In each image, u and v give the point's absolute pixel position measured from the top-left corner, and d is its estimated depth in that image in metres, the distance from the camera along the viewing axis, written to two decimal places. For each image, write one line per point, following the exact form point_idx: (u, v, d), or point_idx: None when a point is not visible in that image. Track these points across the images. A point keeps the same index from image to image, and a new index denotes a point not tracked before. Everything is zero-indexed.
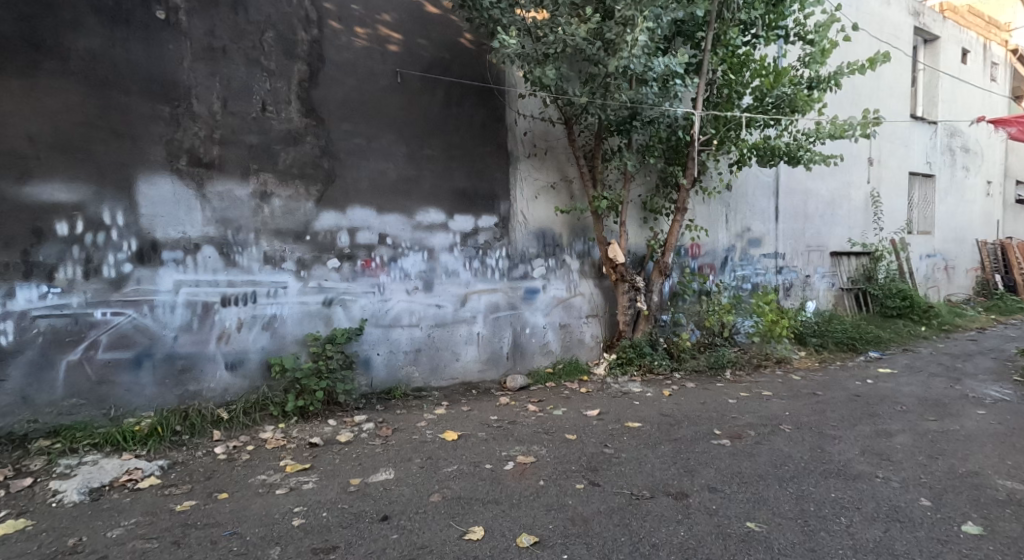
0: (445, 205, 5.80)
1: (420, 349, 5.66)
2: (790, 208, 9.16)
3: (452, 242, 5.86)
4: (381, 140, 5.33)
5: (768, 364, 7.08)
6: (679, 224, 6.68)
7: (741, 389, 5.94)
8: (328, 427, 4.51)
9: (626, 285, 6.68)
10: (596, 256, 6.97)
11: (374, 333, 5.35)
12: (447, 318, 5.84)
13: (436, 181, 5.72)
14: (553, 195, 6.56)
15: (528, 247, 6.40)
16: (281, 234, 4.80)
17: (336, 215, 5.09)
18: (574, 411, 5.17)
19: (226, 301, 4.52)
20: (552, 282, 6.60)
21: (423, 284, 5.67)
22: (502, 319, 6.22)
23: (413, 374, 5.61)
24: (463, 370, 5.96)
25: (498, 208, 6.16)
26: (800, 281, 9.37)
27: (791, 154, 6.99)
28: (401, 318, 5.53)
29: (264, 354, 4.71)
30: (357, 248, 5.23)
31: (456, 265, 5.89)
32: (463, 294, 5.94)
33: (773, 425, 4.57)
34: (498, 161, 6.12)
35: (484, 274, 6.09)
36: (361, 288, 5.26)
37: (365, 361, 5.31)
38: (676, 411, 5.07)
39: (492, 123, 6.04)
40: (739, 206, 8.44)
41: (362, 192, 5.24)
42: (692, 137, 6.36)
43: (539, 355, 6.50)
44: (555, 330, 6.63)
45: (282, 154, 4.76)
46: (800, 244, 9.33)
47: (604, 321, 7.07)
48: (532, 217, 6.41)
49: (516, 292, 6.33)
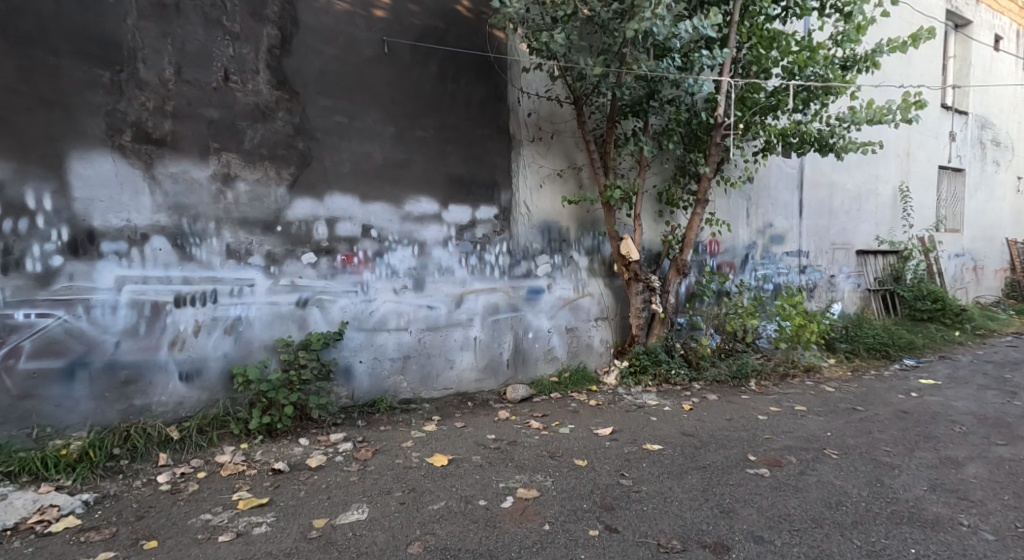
0: (438, 194, 5.17)
1: (409, 356, 5.03)
2: (815, 203, 8.49)
3: (446, 236, 5.23)
4: (365, 119, 4.70)
5: (796, 373, 6.41)
6: (700, 218, 6.04)
7: (772, 403, 5.28)
8: (297, 449, 3.88)
9: (640, 285, 6.04)
10: (606, 253, 6.33)
11: (356, 337, 4.74)
12: (441, 321, 5.22)
13: (428, 166, 5.09)
14: (560, 184, 5.90)
15: (532, 242, 5.76)
16: (247, 224, 4.17)
17: (312, 204, 4.46)
18: (583, 429, 4.52)
19: (181, 300, 3.89)
20: (558, 281, 5.96)
21: (414, 283, 5.05)
22: (502, 322, 5.58)
23: (401, 385, 4.98)
24: (458, 378, 5.32)
25: (498, 198, 5.52)
26: (825, 281, 8.70)
27: (822, 143, 6.34)
28: (387, 321, 4.91)
29: (227, 363, 4.08)
30: (337, 241, 4.60)
31: (451, 261, 5.26)
32: (458, 294, 5.31)
33: (816, 450, 3.91)
34: (498, 146, 5.49)
35: (482, 272, 5.45)
36: (340, 286, 4.65)
37: (347, 369, 4.69)
38: (701, 431, 4.42)
39: (492, 103, 5.40)
40: (761, 200, 7.78)
41: (343, 177, 4.62)
42: (716, 120, 5.72)
43: (543, 363, 5.86)
44: (561, 334, 5.99)
45: (249, 131, 4.13)
46: (824, 242, 8.66)
47: (615, 325, 6.42)
48: (537, 209, 5.77)
49: (518, 293, 5.69)
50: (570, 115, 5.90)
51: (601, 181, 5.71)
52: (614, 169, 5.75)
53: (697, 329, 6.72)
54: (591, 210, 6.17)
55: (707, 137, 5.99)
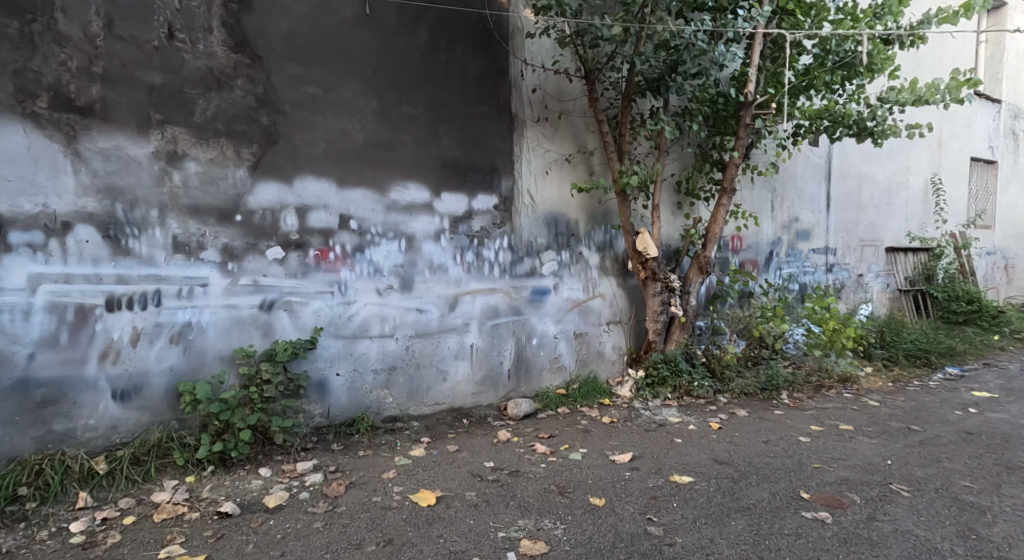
0: (429, 180, 4.52)
1: (395, 367, 4.37)
2: (843, 195, 7.80)
3: (438, 229, 4.58)
4: (343, 91, 4.04)
5: (832, 384, 5.73)
6: (726, 210, 5.37)
7: (812, 421, 4.60)
8: (255, 484, 3.24)
9: (658, 285, 5.40)
10: (620, 250, 5.67)
11: (333, 346, 4.08)
12: (432, 327, 4.55)
13: (417, 147, 4.44)
14: (568, 170, 5.24)
15: (537, 236, 5.10)
16: (199, 212, 3.50)
17: (279, 189, 3.81)
18: (597, 454, 3.85)
19: (115, 304, 3.23)
20: (566, 281, 5.30)
21: (401, 283, 4.39)
22: (502, 327, 4.92)
23: (385, 400, 4.32)
24: (452, 392, 4.66)
25: (498, 186, 4.87)
26: (852, 281, 8.02)
27: (861, 128, 5.64)
28: (369, 327, 4.25)
29: (173, 378, 3.42)
30: (309, 234, 3.94)
31: (444, 258, 4.60)
32: (452, 296, 4.65)
33: (882, 486, 3.24)
34: (498, 126, 4.83)
35: (479, 270, 4.79)
36: (314, 287, 3.98)
37: (321, 383, 4.03)
38: (736, 457, 3.75)
39: (491, 76, 4.74)
40: (786, 192, 7.10)
41: (316, 158, 3.95)
42: (746, 97, 5.03)
43: (548, 373, 5.20)
44: (569, 341, 5.33)
45: (200, 100, 3.46)
46: (852, 238, 7.98)
47: (629, 330, 5.77)
48: (542, 198, 5.10)
49: (521, 294, 5.02)
50: (579, 92, 5.23)
51: (615, 167, 5.05)
52: (629, 153, 5.08)
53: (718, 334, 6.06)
54: (602, 200, 5.50)
55: (735, 118, 5.30)
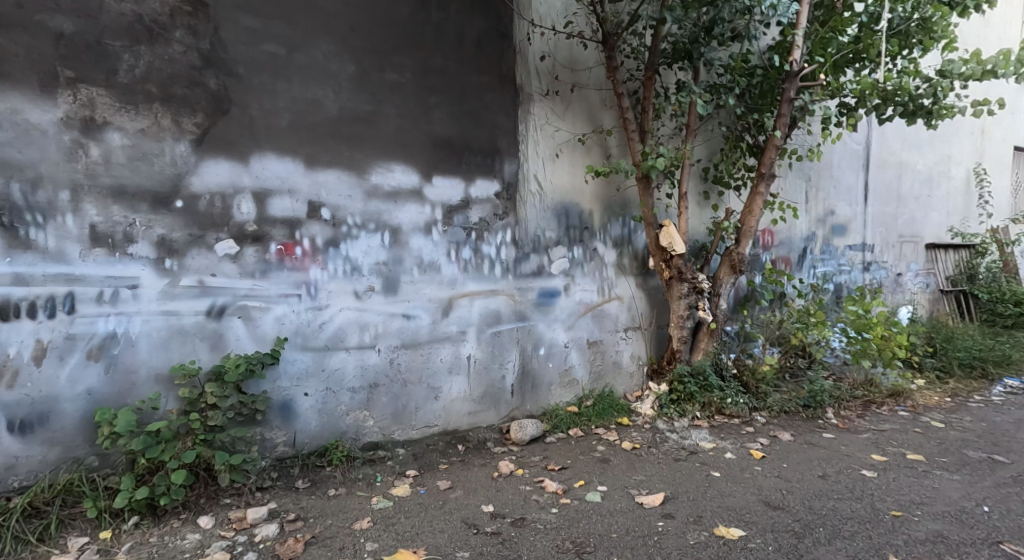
0: (418, 162, 3.82)
1: (377, 385, 3.68)
2: (883, 186, 7.06)
3: (429, 221, 3.89)
4: (313, 51, 3.35)
5: (882, 401, 5.02)
6: (763, 200, 4.67)
7: (872, 448, 3.89)
8: (190, 543, 2.56)
9: (685, 287, 4.73)
10: (639, 246, 4.97)
11: (301, 360, 3.40)
12: (421, 337, 3.86)
13: (404, 122, 3.74)
14: (581, 154, 4.53)
15: (544, 230, 4.41)
16: (126, 196, 2.82)
17: (231, 168, 3.10)
18: (620, 495, 3.16)
19: (11, 311, 2.58)
20: (578, 281, 4.62)
21: (384, 285, 3.70)
22: (505, 335, 4.23)
23: (365, 424, 3.63)
24: (446, 412, 3.97)
25: (499, 170, 4.17)
26: (891, 280, 7.29)
27: (910, 107, 4.96)
28: (346, 337, 3.56)
29: (92, 404, 2.74)
30: (270, 225, 3.25)
31: (435, 255, 3.91)
32: (445, 299, 3.96)
33: (990, 547, 2.54)
34: (500, 100, 4.13)
35: (477, 269, 4.10)
36: (276, 289, 3.29)
37: (286, 405, 3.35)
38: (792, 500, 3.05)
39: (491, 41, 4.05)
40: (822, 182, 6.38)
41: (278, 132, 3.25)
42: (791, 67, 4.29)
43: (557, 388, 4.53)
44: (580, 350, 4.66)
45: (125, 55, 2.78)
46: (891, 234, 7.24)
47: (649, 338, 5.09)
48: (551, 186, 4.41)
49: (526, 297, 4.33)
50: (595, 62, 4.51)
51: (635, 149, 4.35)
52: (653, 133, 4.37)
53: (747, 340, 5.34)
54: (620, 189, 4.80)
55: (775, 92, 4.56)
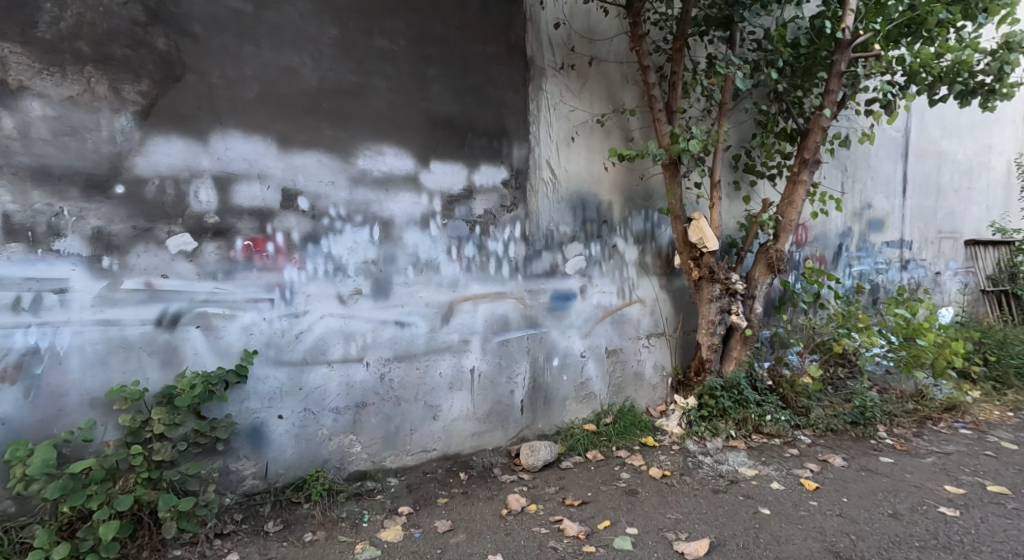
0: (412, 144, 3.29)
1: (366, 404, 3.17)
2: (922, 177, 6.49)
3: (425, 212, 3.37)
4: (286, 10, 2.83)
5: (937, 416, 4.46)
6: (806, 189, 4.11)
7: (943, 475, 3.35)
8: None
9: (716, 289, 4.19)
10: (663, 242, 4.44)
11: (275, 376, 2.88)
12: (417, 347, 3.34)
13: (397, 97, 3.21)
14: (599, 138, 4.02)
15: (558, 224, 3.90)
16: (52, 179, 2.30)
17: (185, 147, 2.57)
18: (655, 541, 2.67)
19: None
20: (595, 282, 4.10)
21: (374, 287, 3.18)
22: (514, 344, 3.72)
23: (352, 450, 3.12)
24: (446, 434, 3.46)
25: (507, 155, 3.67)
26: (929, 280, 6.73)
27: (969, 86, 4.40)
28: (329, 349, 3.04)
29: (8, 437, 2.23)
30: (235, 216, 2.73)
31: (433, 252, 3.39)
32: (446, 304, 3.45)
33: None
34: (507, 74, 3.60)
35: (482, 268, 3.58)
36: (244, 292, 2.77)
37: (256, 431, 2.82)
38: (866, 550, 2.54)
39: (497, 5, 3.52)
40: (859, 172, 5.83)
41: (244, 106, 2.72)
42: (842, 36, 3.74)
43: (572, 404, 4.01)
44: (599, 360, 4.14)
45: (47, 4, 2.26)
46: (930, 229, 6.68)
47: (673, 345, 4.57)
48: (566, 174, 3.90)
49: (537, 300, 3.82)
50: (614, 33, 3.98)
51: (662, 130, 3.81)
52: (682, 113, 3.83)
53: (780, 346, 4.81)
54: (642, 178, 4.27)
55: (820, 67, 4.02)
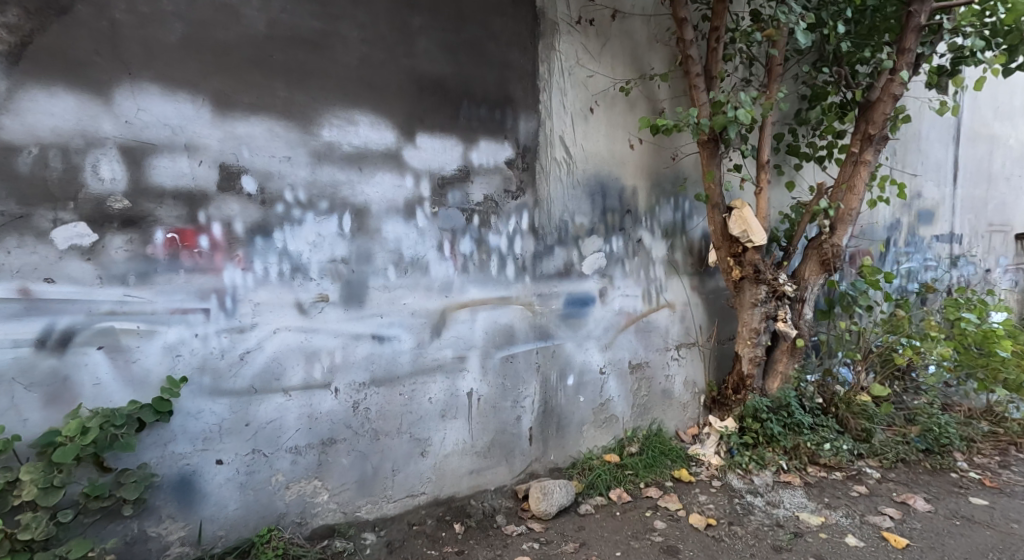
0: (393, 112, 2.61)
1: (336, 440, 2.50)
2: (974, 164, 5.79)
3: (411, 199, 2.69)
4: None
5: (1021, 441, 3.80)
6: (870, 171, 3.43)
7: None
8: None
9: (762, 292, 3.52)
10: (695, 237, 3.77)
11: (213, 411, 2.20)
12: (400, 368, 2.68)
13: (372, 51, 2.54)
14: (622, 111, 3.35)
15: (574, 214, 3.23)
16: None
17: (77, 105, 1.90)
18: None
19: None
20: (617, 284, 3.43)
21: (345, 293, 2.52)
22: (520, 361, 3.08)
23: (317, 500, 2.46)
24: (438, 474, 2.81)
25: (511, 129, 3.00)
26: (979, 278, 6.05)
27: None
28: (285, 373, 2.37)
29: None
30: (155, 200, 2.05)
31: (421, 249, 2.72)
32: (437, 312, 2.78)
33: None
34: (512, 28, 2.93)
35: (481, 268, 2.91)
36: (167, 301, 2.09)
37: (185, 482, 2.15)
38: None
39: None
40: (908, 157, 5.15)
41: (163, 52, 2.04)
42: None
43: (589, 429, 3.37)
44: (621, 377, 3.50)
45: None
46: (981, 221, 5.98)
47: (706, 357, 3.91)
48: (583, 153, 3.23)
49: (549, 307, 3.16)
50: None
51: (700, 100, 3.13)
52: (723, 80, 3.15)
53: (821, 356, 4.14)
54: (672, 160, 3.60)
55: (889, 23, 3.33)
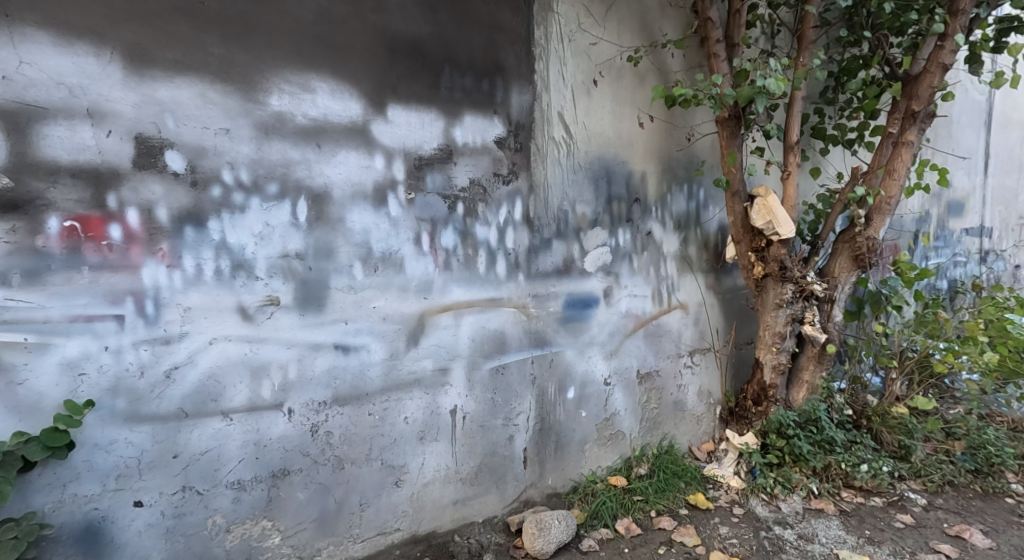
0: (358, 78, 2.19)
1: (290, 471, 2.09)
2: (1006, 152, 5.37)
3: (381, 182, 2.27)
4: None
5: None
6: (913, 154, 2.99)
7: None
8: None
9: (788, 292, 3.10)
10: (711, 229, 3.35)
11: (129, 441, 1.78)
12: (370, 384, 2.26)
13: (333, 3, 2.11)
14: (630, 85, 2.93)
15: (574, 203, 2.81)
16: None
17: None
18: None
19: None
20: (624, 282, 3.01)
21: (300, 295, 2.10)
22: (512, 372, 2.66)
23: (266, 544, 2.05)
24: (416, 506, 2.40)
25: (501, 102, 2.57)
26: (1009, 276, 5.63)
27: None
28: (225, 393, 1.95)
29: None
30: (47, 179, 1.63)
31: (394, 242, 2.30)
32: (414, 317, 2.36)
33: None
34: None
35: (467, 265, 2.49)
36: (65, 307, 1.67)
37: (91, 532, 1.74)
38: None
39: None
40: (938, 144, 4.73)
41: None
42: None
43: (591, 449, 2.96)
44: (628, 388, 3.09)
45: None
46: (1012, 214, 5.56)
47: (723, 364, 3.50)
48: (586, 133, 2.81)
49: (546, 309, 2.74)
50: None
51: (720, 70, 2.70)
52: (748, 47, 2.73)
53: (843, 363, 3.70)
54: (686, 142, 3.17)
55: None
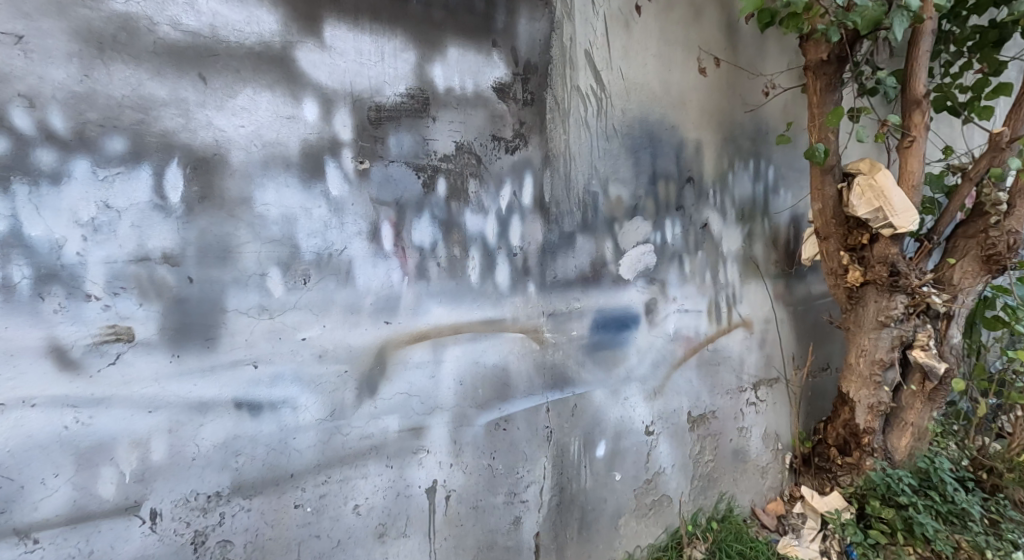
0: None
1: None
2: None
3: (314, 142, 1.43)
4: None
5: None
6: None
7: None
8: None
9: (898, 306, 2.25)
10: (784, 221, 2.51)
11: None
12: (297, 460, 1.44)
13: None
14: (684, 18, 2.10)
15: (607, 183, 1.98)
16: None
17: None
18: None
19: None
20: (672, 294, 2.17)
21: (170, 323, 1.28)
22: (519, 427, 1.83)
23: None
24: None
25: (503, 31, 1.74)
26: None
27: None
28: (22, 498, 1.16)
29: None
30: None
31: (334, 237, 1.47)
32: (368, 354, 1.53)
33: None
34: None
35: (452, 272, 1.66)
36: None
37: None
38: None
39: None
40: None
41: None
42: None
43: (628, 525, 2.13)
44: (677, 438, 2.25)
45: None
46: None
47: (796, 400, 2.65)
48: (624, 83, 1.97)
49: (567, 335, 1.91)
50: None
51: None
52: None
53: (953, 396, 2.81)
54: (755, 102, 2.33)
55: None
